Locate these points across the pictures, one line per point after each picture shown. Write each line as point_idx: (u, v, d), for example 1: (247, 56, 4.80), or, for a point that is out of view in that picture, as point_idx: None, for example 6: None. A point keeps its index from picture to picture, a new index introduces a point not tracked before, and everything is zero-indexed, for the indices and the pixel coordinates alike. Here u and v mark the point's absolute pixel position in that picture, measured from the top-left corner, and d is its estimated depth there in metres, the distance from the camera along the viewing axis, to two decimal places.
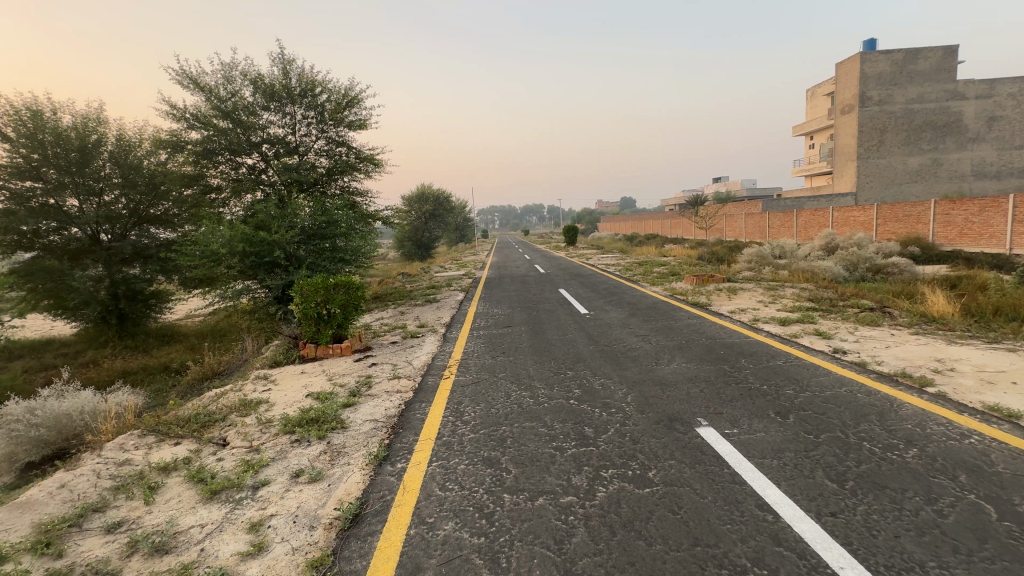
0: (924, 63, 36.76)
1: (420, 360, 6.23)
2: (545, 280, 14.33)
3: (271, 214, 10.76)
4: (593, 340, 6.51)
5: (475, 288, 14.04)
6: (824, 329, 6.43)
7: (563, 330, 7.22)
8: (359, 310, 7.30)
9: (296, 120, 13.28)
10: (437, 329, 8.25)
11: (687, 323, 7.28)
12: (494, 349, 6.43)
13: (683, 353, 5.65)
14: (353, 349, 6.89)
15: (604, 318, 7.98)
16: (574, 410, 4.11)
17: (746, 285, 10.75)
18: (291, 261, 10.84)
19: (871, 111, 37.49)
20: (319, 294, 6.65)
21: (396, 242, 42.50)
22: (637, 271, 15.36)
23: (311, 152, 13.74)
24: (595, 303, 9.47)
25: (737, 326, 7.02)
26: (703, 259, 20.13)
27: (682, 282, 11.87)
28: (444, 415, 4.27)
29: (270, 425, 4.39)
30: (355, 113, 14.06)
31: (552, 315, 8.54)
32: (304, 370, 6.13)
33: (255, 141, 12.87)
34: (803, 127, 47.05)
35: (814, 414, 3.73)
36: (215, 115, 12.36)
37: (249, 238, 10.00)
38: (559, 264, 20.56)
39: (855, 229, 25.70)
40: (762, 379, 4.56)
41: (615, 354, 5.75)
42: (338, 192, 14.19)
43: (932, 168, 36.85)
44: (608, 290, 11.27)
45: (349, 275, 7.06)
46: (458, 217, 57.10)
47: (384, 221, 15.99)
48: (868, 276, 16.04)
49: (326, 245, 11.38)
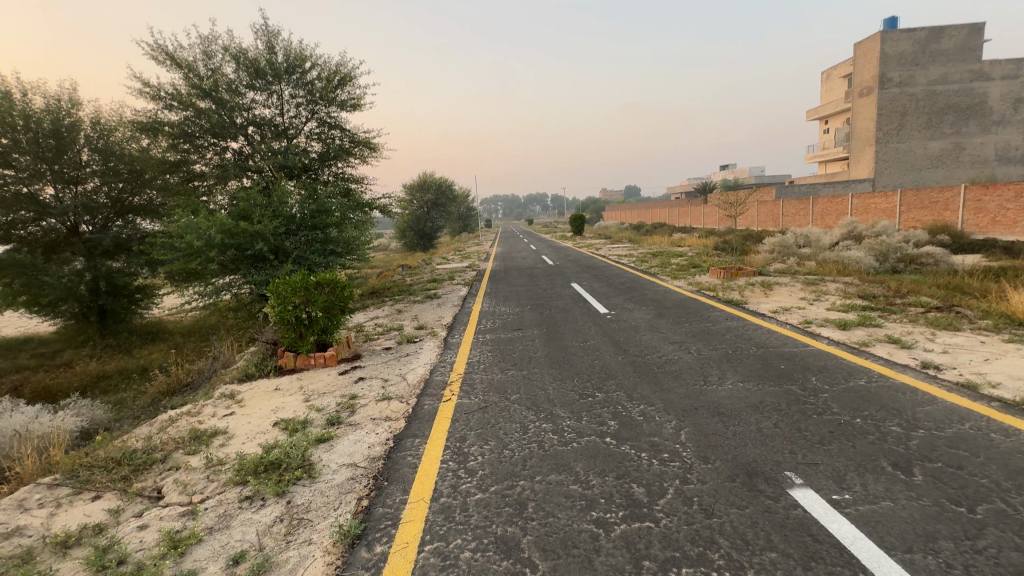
0: (948, 42, 35.12)
1: (416, 374, 5.24)
2: (555, 273, 13.35)
3: (255, 202, 9.74)
4: (620, 348, 5.52)
5: (480, 281, 13.07)
6: (897, 335, 5.39)
7: (583, 335, 6.22)
8: (346, 313, 6.31)
9: (284, 100, 12.23)
10: (438, 331, 7.27)
11: (726, 325, 6.28)
12: (504, 360, 5.42)
13: (735, 368, 4.64)
14: (338, 359, 5.91)
15: (628, 319, 7.01)
16: (613, 456, 3.12)
17: (781, 279, 9.70)
18: (278, 254, 9.84)
19: (892, 93, 35.92)
20: (298, 293, 5.71)
21: (398, 232, 41.46)
22: (654, 263, 14.32)
23: (302, 136, 12.71)
24: (615, 301, 8.45)
25: (788, 330, 5.98)
26: (720, 249, 19.05)
27: (707, 275, 10.81)
28: (443, 459, 3.28)
29: (221, 469, 3.42)
30: (347, 92, 12.95)
31: (567, 315, 7.53)
32: (277, 387, 5.15)
33: (241, 123, 11.85)
34: (817, 111, 45.47)
35: (947, 469, 2.71)
36: (195, 94, 11.30)
37: (230, 229, 8.99)
38: (568, 255, 19.53)
39: (877, 216, 24.44)
40: (850, 408, 3.55)
41: (652, 370, 4.73)
42: (332, 178, 13.21)
43: (954, 153, 35.33)
44: (626, 285, 10.25)
45: (334, 272, 6.14)
46: (461, 207, 55.96)
47: (382, 211, 14.95)
48: (901, 267, 14.98)
49: (317, 236, 10.35)
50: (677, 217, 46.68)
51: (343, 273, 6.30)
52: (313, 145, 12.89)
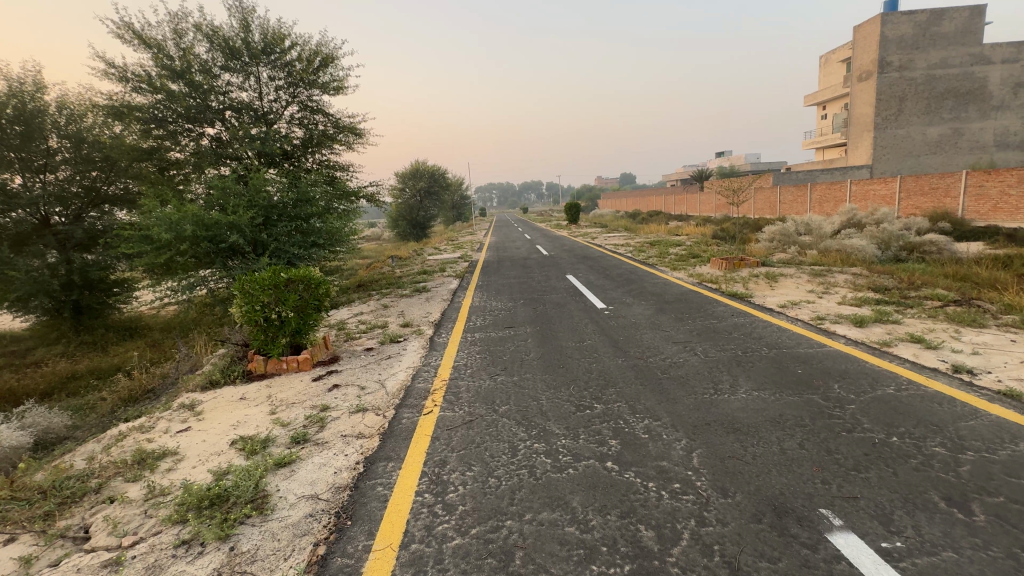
0: (948, 25, 34.51)
1: (396, 380, 4.77)
2: (550, 264, 12.88)
3: (229, 190, 9.12)
4: (619, 350, 5.07)
5: (472, 273, 12.57)
6: (919, 334, 4.96)
7: (579, 334, 5.77)
8: (322, 312, 5.82)
9: (262, 83, 11.55)
10: (424, 329, 6.79)
11: (733, 322, 5.85)
12: (493, 364, 4.96)
13: (748, 373, 4.20)
14: (313, 363, 5.43)
15: (628, 315, 6.56)
16: (616, 486, 2.67)
17: (785, 270, 9.27)
18: (256, 246, 9.28)
19: (891, 78, 35.36)
20: (267, 292, 5.22)
21: (390, 222, 40.70)
22: (652, 253, 13.85)
23: (283, 121, 12.06)
24: (613, 295, 7.98)
25: (800, 327, 5.56)
26: (719, 238, 18.60)
27: (708, 266, 10.36)
28: (418, 490, 2.82)
29: (161, 503, 2.95)
30: (330, 74, 12.28)
31: (562, 310, 7.07)
32: (242, 397, 4.66)
33: (217, 107, 11.18)
34: (815, 97, 44.89)
35: (1013, 505, 2.28)
36: (165, 75, 10.59)
37: (203, 221, 8.40)
38: (563, 244, 19.03)
39: (876, 203, 24.05)
40: (883, 424, 3.13)
41: (656, 375, 4.28)
42: (315, 166, 12.60)
43: (953, 139, 34.91)
44: (624, 277, 9.79)
45: (308, 268, 5.65)
46: (454, 195, 55.11)
47: (369, 200, 14.35)
48: (903, 255, 14.63)
49: (298, 226, 9.79)
50: (673, 205, 46.14)
51: (317, 268, 5.82)
52: (294, 131, 12.25)
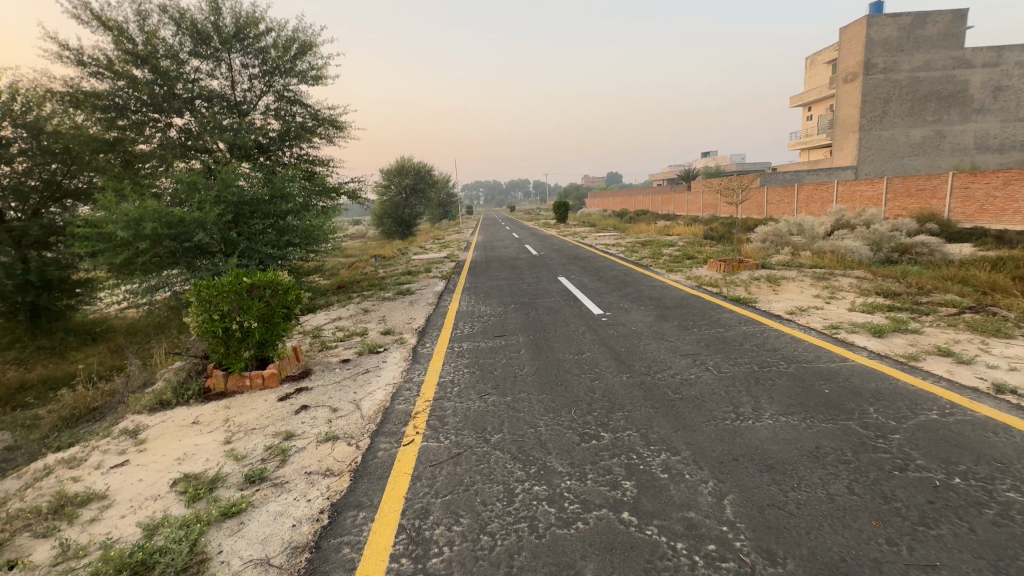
0: (932, 28, 34.87)
1: (373, 400, 4.21)
2: (540, 264, 12.38)
3: (197, 185, 8.36)
4: (623, 363, 4.59)
5: (458, 274, 12.01)
6: (946, 346, 4.57)
7: (577, 345, 5.27)
8: (292, 321, 5.21)
9: (234, 70, 10.80)
10: (406, 338, 6.22)
11: (742, 332, 5.41)
12: (483, 381, 4.42)
13: (770, 393, 3.75)
14: (281, 378, 4.83)
15: (628, 323, 6.09)
16: (638, 549, 2.17)
17: (786, 272, 8.91)
18: (225, 247, 8.52)
19: (876, 80, 35.63)
20: (228, 299, 4.61)
21: (375, 219, 39.79)
22: (644, 253, 13.45)
23: (258, 112, 11.34)
24: (610, 299, 7.50)
25: (814, 337, 5.14)
26: (710, 238, 18.30)
27: (705, 268, 9.97)
28: (394, 553, 2.28)
29: (71, 570, 2.36)
30: (308, 63, 11.57)
31: (556, 316, 6.57)
32: (195, 421, 4.06)
33: (186, 96, 10.41)
34: (801, 98, 45.18)
35: None
36: (126, 60, 9.77)
37: (166, 217, 7.66)
38: (552, 244, 18.54)
39: (863, 204, 24.08)
40: (940, 461, 2.69)
41: (667, 395, 3.81)
42: (292, 160, 11.90)
43: (935, 141, 35.31)
44: (619, 280, 9.31)
45: (275, 272, 5.03)
46: (441, 193, 54.34)
47: (350, 196, 13.66)
48: (895, 257, 14.48)
49: (273, 224, 9.10)
50: (660, 204, 46.07)
51: (285, 272, 5.21)
52: (270, 122, 11.54)
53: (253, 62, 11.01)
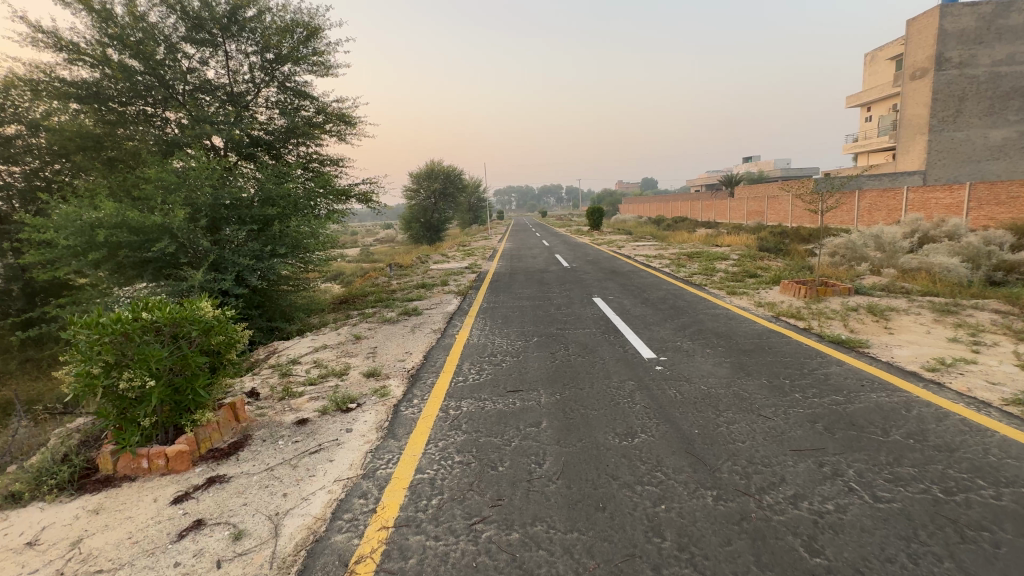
0: (1016, 17, 31.25)
1: (303, 519, 2.65)
2: (572, 280, 10.73)
3: (168, 184, 7.01)
4: (702, 467, 2.88)
5: (477, 289, 10.52)
6: None
7: (624, 418, 3.59)
8: (223, 372, 3.77)
9: (232, 57, 9.69)
10: (390, 386, 4.69)
11: (874, 406, 3.60)
12: (478, 490, 2.80)
13: (1006, 572, 1.97)
14: (194, 458, 3.37)
15: (695, 377, 4.35)
16: None
17: (888, 300, 6.93)
18: (194, 259, 7.09)
19: (950, 75, 32.16)
20: (112, 345, 3.12)
21: (403, 223, 38.90)
22: (694, 269, 11.57)
23: (260, 105, 10.26)
24: (662, 335, 5.76)
25: (999, 421, 3.27)
26: (766, 251, 16.11)
27: (775, 291, 8.08)
28: None
29: None
30: (314, 49, 10.43)
31: (593, 362, 4.89)
32: (31, 542, 2.61)
33: (180, 87, 9.37)
34: (859, 98, 41.80)
35: None
36: (111, 45, 8.70)
37: (126, 222, 6.41)
38: (586, 254, 16.83)
39: (940, 213, 21.22)
40: None
41: (800, 562, 2.09)
42: (297, 160, 10.76)
43: (1019, 142, 31.27)
44: (670, 305, 7.52)
45: (197, 305, 3.56)
46: (470, 197, 53.37)
47: (362, 200, 12.37)
48: (997, 276, 12.11)
49: (259, 230, 7.79)
50: (700, 211, 43.48)
51: (213, 305, 3.75)
52: (274, 117, 10.43)
53: (253, 48, 9.86)
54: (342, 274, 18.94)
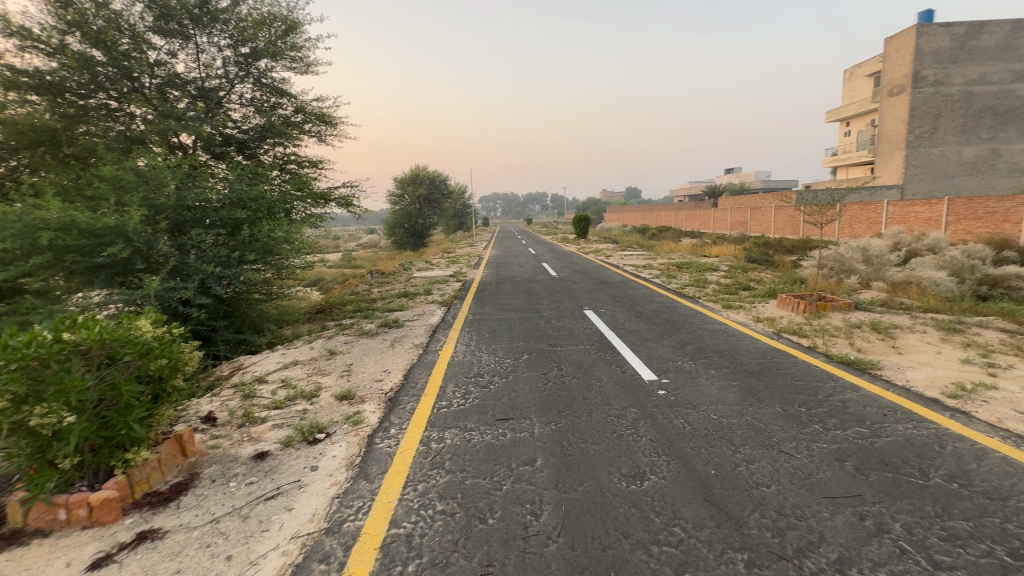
0: (988, 39, 32.26)
1: None
2: (561, 290, 10.33)
3: (124, 182, 6.41)
4: (726, 520, 2.47)
5: (462, 299, 10.06)
6: None
7: (629, 455, 3.18)
8: (163, 401, 3.25)
9: (203, 50, 9.11)
10: (365, 412, 4.19)
11: (903, 441, 3.25)
12: (464, 552, 2.34)
13: None
14: (126, 507, 2.83)
15: (702, 404, 3.96)
16: None
17: (889, 316, 6.70)
18: (152, 263, 6.49)
19: (925, 93, 33.01)
20: (21, 375, 2.55)
21: (387, 228, 38.20)
22: (685, 280, 11.28)
23: (233, 102, 9.68)
24: (661, 354, 5.38)
25: None
26: (754, 262, 15.97)
27: (771, 305, 7.81)
28: None
29: None
30: (293, 45, 9.93)
31: (590, 385, 4.48)
32: None
33: (145, 81, 8.77)
34: (838, 113, 42.74)
35: None
36: (69, 33, 8.06)
37: (75, 223, 5.80)
38: (574, 263, 16.50)
39: (920, 226, 21.51)
40: None
41: None
42: (272, 161, 10.19)
43: (991, 159, 32.25)
44: (665, 319, 7.17)
45: (133, 324, 3.03)
46: (455, 203, 52.89)
47: (342, 204, 11.81)
48: (982, 290, 12.13)
49: (226, 234, 7.22)
50: (684, 220, 43.79)
51: (154, 324, 3.23)
52: (249, 115, 9.86)
53: (226, 42, 9.32)
54: (322, 280, 18.24)
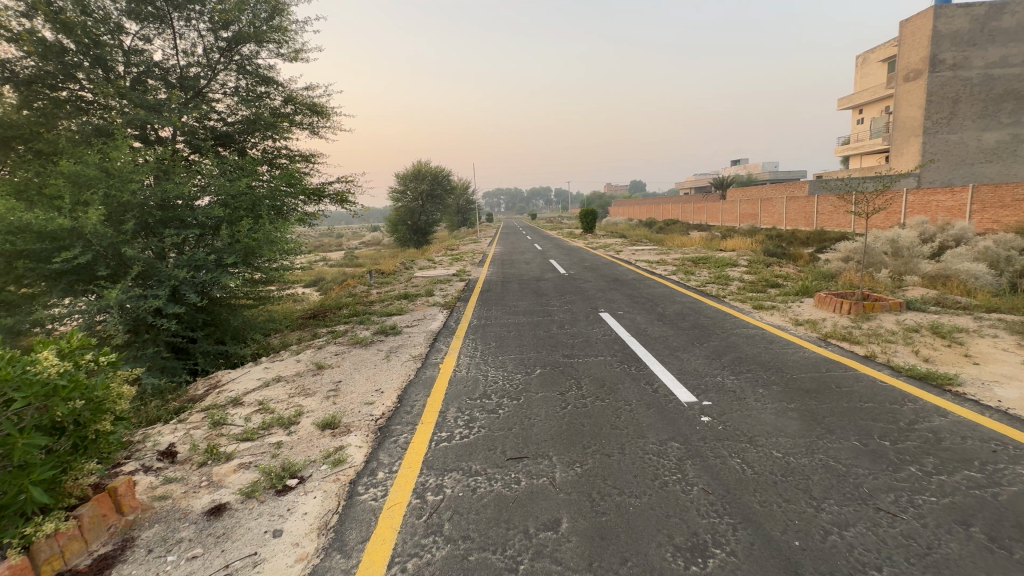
0: (1009, 20, 31.01)
1: None
2: (572, 290, 9.59)
3: (85, 178, 5.72)
4: None
5: (465, 300, 9.35)
6: None
7: (684, 516, 2.44)
8: (82, 453, 2.58)
9: (182, 35, 8.41)
10: (349, 447, 3.48)
11: None
12: None
13: None
14: None
15: (759, 437, 3.23)
16: None
17: (946, 318, 5.91)
18: (117, 269, 5.83)
19: (943, 77, 31.83)
20: None
21: (389, 225, 37.48)
22: (705, 277, 10.48)
23: (217, 91, 8.99)
24: (697, 368, 4.63)
25: None
26: (773, 256, 15.15)
27: (809, 305, 7.03)
28: None
29: None
30: (278, 28, 9.21)
31: (618, 411, 3.75)
32: None
33: (119, 69, 8.08)
34: (850, 100, 41.58)
35: None
36: (31, 15, 7.34)
37: (25, 225, 5.13)
38: (583, 259, 15.72)
39: (942, 216, 20.56)
40: None
41: None
42: (259, 155, 9.48)
43: (1011, 145, 31.06)
44: (693, 323, 6.41)
45: (30, 359, 2.35)
46: (458, 199, 52.15)
47: (337, 201, 11.09)
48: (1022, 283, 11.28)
49: (203, 235, 6.54)
50: (692, 213, 42.77)
51: (64, 357, 2.55)
52: (234, 106, 9.16)
53: (207, 25, 8.61)
54: (320, 281, 17.55)
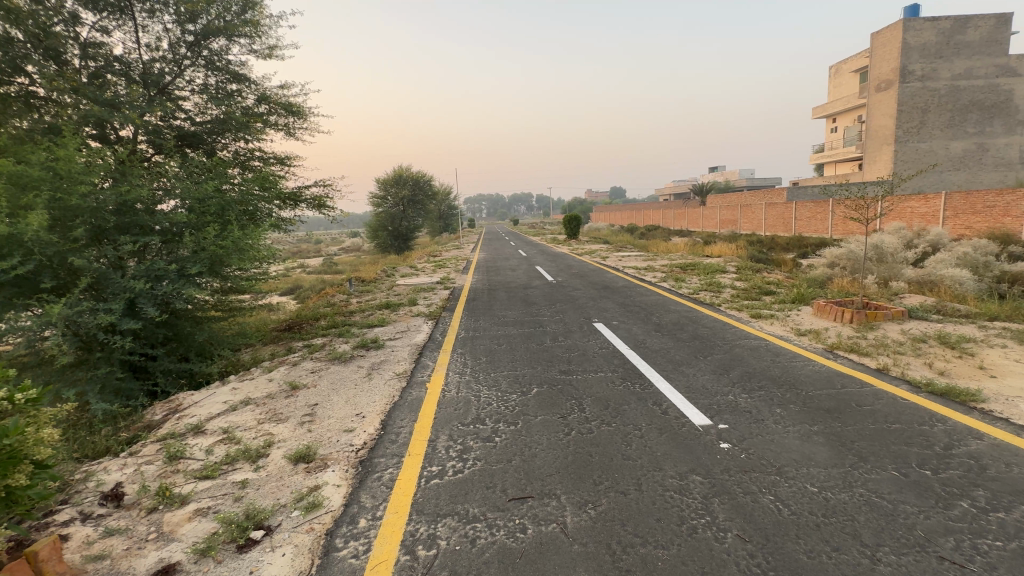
0: (973, 33, 32.18)
1: None
2: (562, 299, 9.25)
3: (28, 180, 5.14)
4: None
5: (451, 310, 8.92)
6: None
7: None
8: None
9: (144, 27, 7.83)
10: (326, 487, 3.03)
11: None
12: None
13: None
14: None
15: (788, 468, 2.90)
16: None
17: (949, 327, 5.75)
18: (66, 280, 5.25)
19: (913, 88, 32.80)
20: None
21: (370, 231, 36.70)
22: (695, 284, 10.28)
23: (183, 89, 8.41)
24: (707, 385, 4.31)
25: None
26: (758, 262, 15.12)
27: (808, 314, 6.82)
28: None
29: None
30: (250, 23, 8.69)
31: (628, 437, 3.39)
32: None
33: (74, 63, 7.45)
34: (824, 109, 42.64)
35: None
36: None
37: None
38: (570, 266, 15.44)
39: (917, 222, 21.01)
40: None
41: None
42: (230, 157, 8.91)
43: (977, 154, 32.16)
44: (693, 334, 6.11)
45: None
46: (440, 205, 51.59)
47: (314, 206, 10.56)
48: (1002, 288, 11.41)
49: (164, 242, 5.97)
50: (673, 219, 43.08)
51: None
52: (202, 105, 8.59)
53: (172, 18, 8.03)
54: (298, 289, 16.84)
